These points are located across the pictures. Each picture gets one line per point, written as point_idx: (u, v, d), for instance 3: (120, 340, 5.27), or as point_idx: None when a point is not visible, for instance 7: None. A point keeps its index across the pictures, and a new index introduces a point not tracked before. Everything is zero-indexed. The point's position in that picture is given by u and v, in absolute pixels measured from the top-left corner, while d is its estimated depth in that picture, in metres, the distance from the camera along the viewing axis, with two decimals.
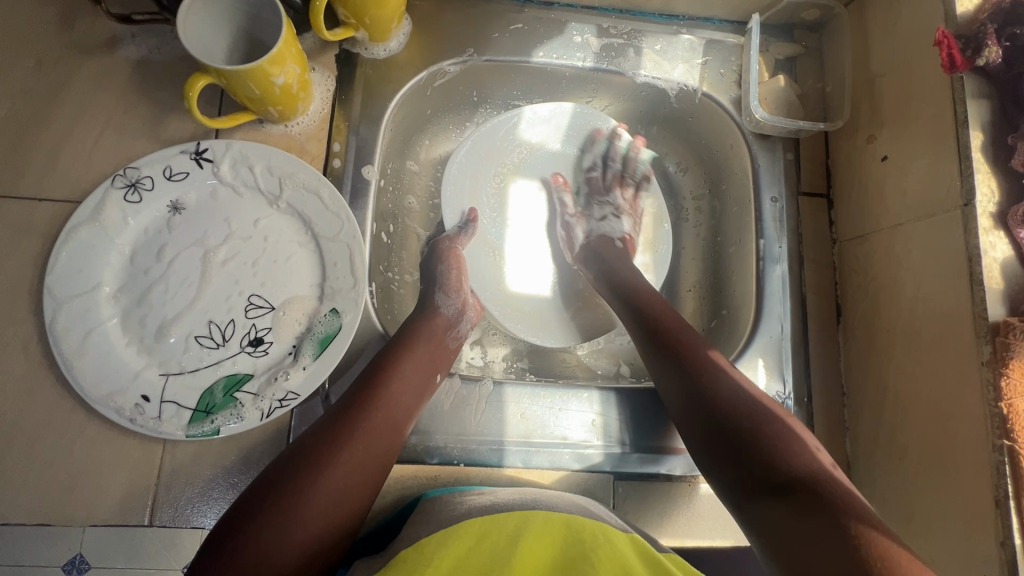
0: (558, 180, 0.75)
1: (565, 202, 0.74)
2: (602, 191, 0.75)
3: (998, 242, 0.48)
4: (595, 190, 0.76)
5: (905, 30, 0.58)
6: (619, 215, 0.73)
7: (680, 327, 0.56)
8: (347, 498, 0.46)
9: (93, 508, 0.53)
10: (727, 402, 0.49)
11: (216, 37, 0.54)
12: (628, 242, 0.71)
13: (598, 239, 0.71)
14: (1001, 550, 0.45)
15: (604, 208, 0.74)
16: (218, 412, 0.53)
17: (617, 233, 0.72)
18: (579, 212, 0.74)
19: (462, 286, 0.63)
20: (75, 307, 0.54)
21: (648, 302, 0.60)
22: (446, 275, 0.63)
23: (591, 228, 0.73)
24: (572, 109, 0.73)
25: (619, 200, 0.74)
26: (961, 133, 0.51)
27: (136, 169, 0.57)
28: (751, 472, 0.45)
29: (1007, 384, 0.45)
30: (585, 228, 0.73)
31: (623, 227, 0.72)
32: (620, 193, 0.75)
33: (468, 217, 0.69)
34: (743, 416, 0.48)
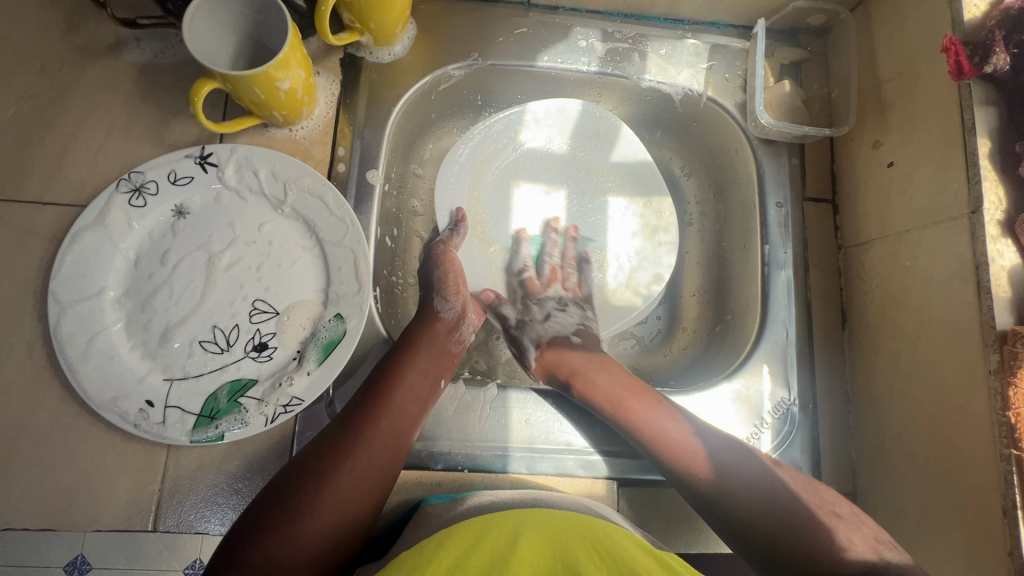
0: (487, 294, 0.68)
1: (526, 293, 0.71)
2: (539, 291, 0.71)
3: (1006, 250, 0.48)
4: (530, 291, 0.71)
5: (911, 36, 0.58)
6: (562, 305, 0.70)
7: (659, 418, 0.56)
8: (353, 508, 0.46)
9: (97, 512, 0.53)
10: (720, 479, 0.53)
11: (221, 41, 0.54)
12: (584, 333, 0.67)
13: (546, 346, 0.65)
14: (1008, 560, 0.44)
15: (547, 305, 0.69)
16: (222, 417, 0.53)
17: (548, 330, 0.67)
18: (521, 323, 0.67)
19: (460, 289, 0.63)
20: (79, 311, 0.54)
21: (619, 399, 0.58)
22: (442, 278, 0.62)
23: (539, 332, 0.67)
24: (578, 109, 0.72)
25: (558, 292, 0.71)
26: (969, 140, 0.51)
27: (140, 173, 0.57)
28: (792, 562, 0.49)
29: (1014, 394, 0.45)
30: (535, 334, 0.66)
31: (573, 320, 0.68)
32: (558, 287, 0.71)
33: (456, 217, 0.68)
34: (761, 512, 0.51)
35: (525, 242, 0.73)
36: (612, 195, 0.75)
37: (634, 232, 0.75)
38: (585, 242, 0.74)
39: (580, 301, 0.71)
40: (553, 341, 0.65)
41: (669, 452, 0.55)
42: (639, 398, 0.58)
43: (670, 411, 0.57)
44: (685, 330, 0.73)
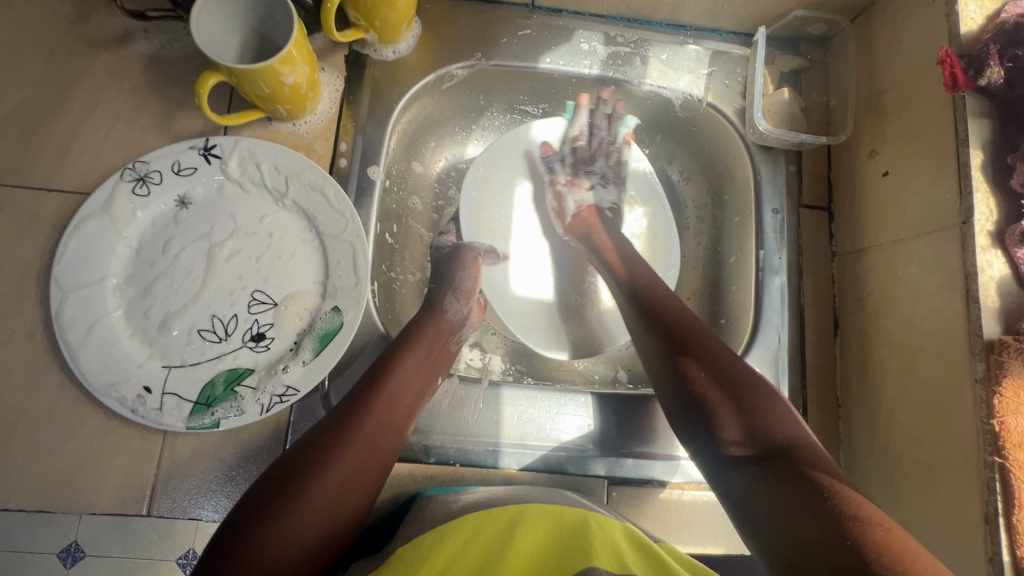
0: None
1: (557, 173, 0.74)
2: (585, 160, 0.73)
3: (994, 261, 0.49)
4: (577, 159, 0.73)
5: (909, 48, 0.59)
6: (583, 184, 0.73)
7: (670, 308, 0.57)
8: (348, 496, 0.47)
9: (92, 496, 0.54)
10: (717, 372, 0.50)
11: (230, 35, 0.55)
12: (616, 211, 0.73)
13: (585, 208, 0.72)
14: (989, 565, 0.45)
15: (591, 179, 0.73)
16: (217, 404, 0.54)
17: (588, 195, 0.73)
18: (556, 184, 0.73)
19: (474, 296, 0.64)
20: (81, 297, 0.54)
21: (654, 295, 0.59)
22: (463, 280, 0.63)
23: (579, 196, 0.73)
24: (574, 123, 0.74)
25: (605, 168, 0.73)
26: (962, 151, 0.51)
27: (145, 163, 0.58)
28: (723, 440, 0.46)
29: (999, 402, 0.46)
30: (575, 199, 0.73)
31: (611, 196, 0.73)
32: (603, 162, 0.73)
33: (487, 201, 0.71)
34: (722, 387, 0.49)
35: (585, 111, 0.72)
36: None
37: (634, 234, 0.75)
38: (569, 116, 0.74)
39: (620, 183, 0.74)
40: (592, 210, 0.72)
41: (672, 328, 0.54)
42: (658, 296, 0.59)
43: (681, 307, 0.57)
44: None
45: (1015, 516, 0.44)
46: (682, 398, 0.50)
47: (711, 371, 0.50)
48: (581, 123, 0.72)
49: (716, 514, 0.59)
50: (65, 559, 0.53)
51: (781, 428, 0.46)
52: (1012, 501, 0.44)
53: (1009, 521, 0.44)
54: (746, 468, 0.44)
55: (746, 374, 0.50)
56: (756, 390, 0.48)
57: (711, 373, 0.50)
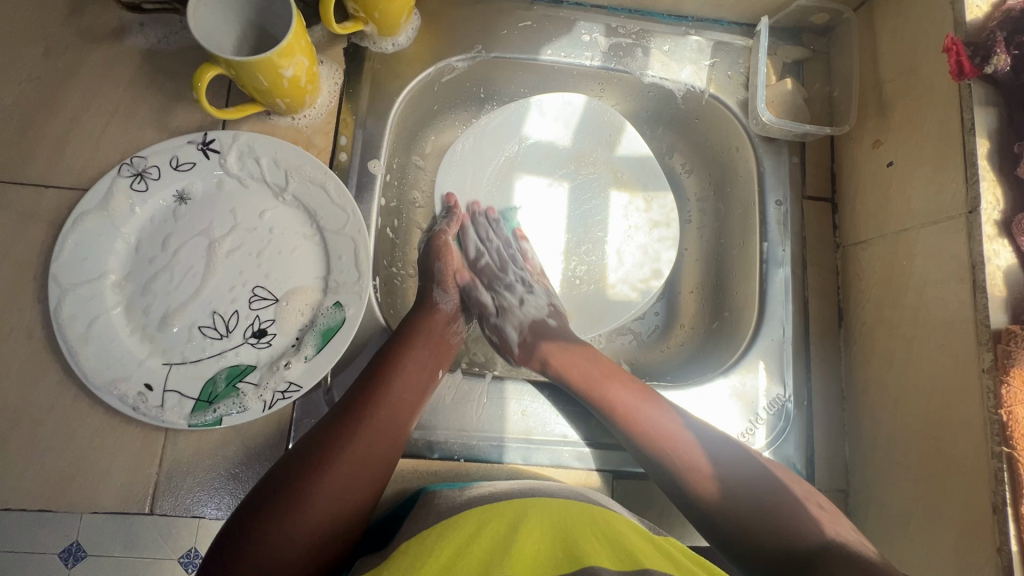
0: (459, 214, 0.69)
1: (483, 301, 0.66)
2: (497, 277, 0.68)
3: (1002, 250, 0.48)
4: (488, 278, 0.68)
5: (913, 37, 0.58)
6: (530, 286, 0.68)
7: (633, 395, 0.57)
8: (353, 493, 0.46)
9: (93, 495, 0.53)
10: (703, 466, 0.54)
11: (228, 27, 0.54)
12: (558, 316, 0.67)
13: (528, 329, 0.64)
14: (997, 556, 0.45)
15: (514, 286, 0.68)
16: (220, 401, 0.54)
17: (525, 313, 0.66)
18: (498, 310, 0.66)
19: (459, 282, 0.65)
20: (80, 294, 0.54)
21: (597, 380, 0.59)
22: (441, 270, 0.64)
23: (518, 318, 0.66)
24: (583, 103, 0.72)
25: (521, 273, 0.69)
26: (968, 140, 0.51)
27: (143, 158, 0.57)
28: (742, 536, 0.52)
29: (1007, 392, 0.45)
30: (513, 325, 0.65)
31: (541, 300, 0.67)
32: (514, 268, 0.69)
33: (449, 202, 0.69)
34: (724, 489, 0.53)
35: (468, 228, 0.70)
36: (616, 190, 0.74)
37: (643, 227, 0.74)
38: (510, 223, 0.73)
39: (543, 281, 0.70)
40: (532, 326, 0.65)
41: (658, 436, 0.55)
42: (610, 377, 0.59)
43: (633, 388, 0.58)
44: (682, 326, 0.73)
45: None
46: (687, 501, 0.54)
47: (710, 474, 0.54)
48: (469, 238, 0.69)
49: None
50: (66, 559, 0.52)
51: (790, 511, 0.52)
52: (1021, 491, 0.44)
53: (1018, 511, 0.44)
54: (773, 554, 0.50)
55: (732, 448, 0.55)
56: (774, 487, 0.53)
57: (698, 472, 0.54)
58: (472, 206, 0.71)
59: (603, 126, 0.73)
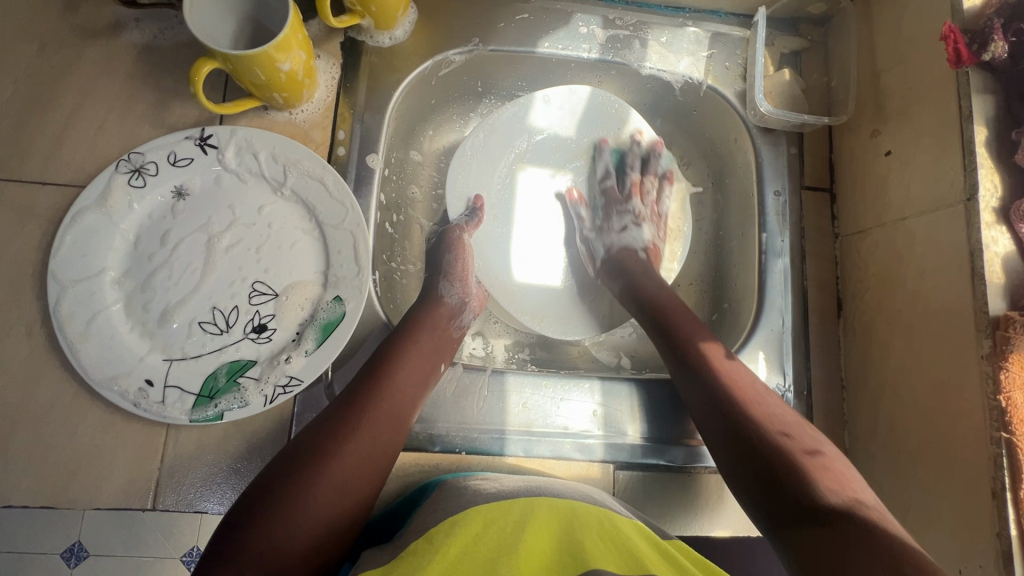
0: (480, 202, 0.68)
1: (580, 216, 0.73)
2: (617, 202, 0.72)
3: (999, 237, 0.48)
4: (610, 201, 0.73)
5: (911, 25, 0.58)
6: (637, 219, 0.71)
7: (696, 337, 0.56)
8: (355, 485, 0.46)
9: (95, 491, 0.53)
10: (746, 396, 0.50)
11: (223, 22, 0.54)
12: (653, 253, 0.70)
13: (620, 251, 0.69)
14: (997, 540, 0.45)
15: (624, 218, 0.71)
16: (220, 396, 0.54)
17: (627, 240, 0.70)
18: (598, 228, 0.72)
19: (469, 277, 0.64)
20: (79, 291, 0.54)
21: (669, 313, 0.59)
22: (453, 264, 0.63)
23: (613, 240, 0.71)
24: (588, 93, 0.71)
25: (631, 211, 0.71)
26: (965, 128, 0.51)
27: (140, 154, 0.57)
28: (778, 485, 0.43)
29: (1006, 377, 0.45)
30: (644, 204, 0.72)
31: (642, 237, 0.70)
32: (637, 202, 0.72)
33: (475, 204, 0.68)
34: (779, 440, 0.46)
35: (577, 202, 0.74)
36: (630, 182, 0.74)
37: None
38: (615, 156, 0.75)
39: (650, 219, 0.72)
40: (625, 252, 0.69)
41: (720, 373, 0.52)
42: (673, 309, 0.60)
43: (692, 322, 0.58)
44: None
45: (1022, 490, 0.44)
46: (712, 424, 0.49)
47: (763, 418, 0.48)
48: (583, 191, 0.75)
49: (722, 498, 0.59)
50: (67, 558, 0.52)
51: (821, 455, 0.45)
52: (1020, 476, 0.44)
53: (1016, 496, 0.44)
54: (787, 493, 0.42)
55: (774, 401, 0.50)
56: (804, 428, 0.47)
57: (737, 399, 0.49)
58: (568, 195, 0.73)
59: (609, 115, 0.73)
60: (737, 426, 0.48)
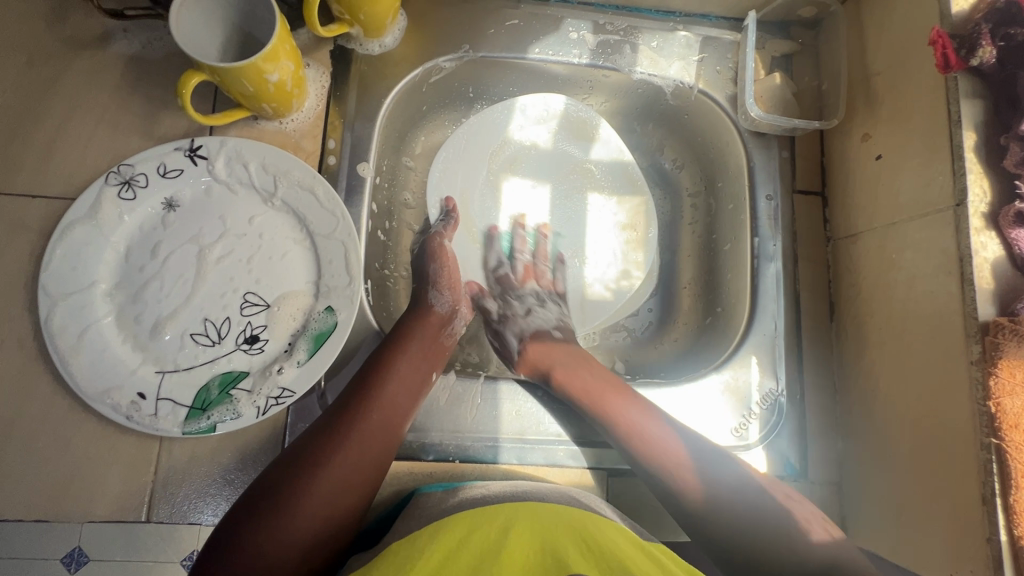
0: (451, 203, 0.69)
1: (489, 306, 0.69)
2: (527, 282, 0.71)
3: (989, 242, 0.49)
4: (506, 288, 0.71)
5: (900, 29, 0.58)
6: (540, 300, 0.70)
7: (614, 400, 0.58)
8: (345, 496, 0.47)
9: (90, 504, 0.53)
10: (677, 458, 0.54)
11: (211, 32, 0.54)
12: (564, 328, 0.67)
13: (529, 339, 0.65)
14: (987, 546, 0.45)
15: (525, 302, 0.69)
16: (213, 408, 0.54)
17: (531, 323, 0.67)
18: (501, 317, 0.68)
19: (454, 284, 0.64)
20: (71, 304, 0.54)
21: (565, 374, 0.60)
22: (438, 272, 0.63)
23: (522, 326, 0.67)
24: (561, 107, 0.73)
25: (537, 289, 0.71)
26: (955, 133, 0.51)
27: (130, 166, 0.57)
28: (731, 553, 0.51)
29: (995, 383, 0.45)
30: (517, 331, 0.67)
31: (555, 315, 0.69)
32: (533, 291, 0.70)
33: (447, 206, 0.69)
34: (700, 468, 0.54)
35: (489, 300, 0.69)
36: (593, 193, 0.75)
37: (619, 226, 0.75)
38: (529, 236, 0.74)
39: (556, 297, 0.71)
40: (537, 334, 0.66)
41: (641, 449, 0.55)
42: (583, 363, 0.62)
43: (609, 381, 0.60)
44: (676, 322, 0.74)
45: (1012, 496, 0.44)
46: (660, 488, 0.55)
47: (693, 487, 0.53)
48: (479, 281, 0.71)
49: None
50: (68, 563, 0.52)
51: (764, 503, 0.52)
52: (1010, 482, 0.44)
53: (1006, 502, 0.44)
54: (743, 543, 0.51)
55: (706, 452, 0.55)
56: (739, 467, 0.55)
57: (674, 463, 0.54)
58: (467, 284, 0.68)
59: (580, 128, 0.74)
60: (660, 469, 0.54)
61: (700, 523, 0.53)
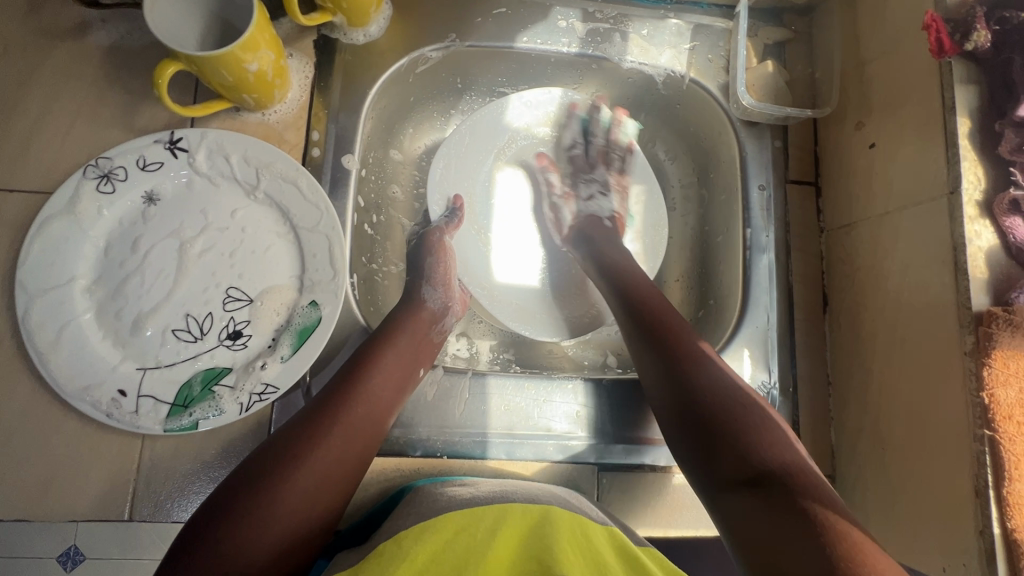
0: (460, 201, 0.68)
1: (551, 182, 0.73)
2: (583, 170, 0.73)
3: (983, 231, 0.48)
4: (576, 168, 0.73)
5: (894, 15, 0.57)
6: (606, 190, 0.72)
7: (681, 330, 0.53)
8: (326, 492, 0.46)
9: (71, 503, 0.52)
10: (712, 391, 0.47)
11: (189, 21, 0.53)
12: (618, 220, 0.70)
13: (584, 218, 0.70)
14: (980, 538, 0.44)
15: (591, 188, 0.72)
16: (195, 405, 0.53)
17: (618, 206, 0.72)
18: (551, 201, 0.72)
19: (450, 279, 0.63)
20: (49, 300, 0.53)
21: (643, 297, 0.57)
22: (434, 267, 0.62)
23: (577, 208, 0.72)
24: (560, 94, 0.72)
25: (603, 177, 0.72)
26: (949, 119, 0.50)
27: (108, 159, 0.56)
28: (720, 457, 0.44)
29: (989, 374, 0.45)
30: (572, 209, 0.71)
31: (611, 206, 0.71)
32: (603, 168, 0.73)
33: (454, 204, 0.67)
34: (729, 409, 0.46)
35: (547, 171, 0.73)
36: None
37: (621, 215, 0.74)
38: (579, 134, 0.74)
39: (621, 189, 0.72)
40: (586, 219, 0.70)
41: (669, 333, 0.53)
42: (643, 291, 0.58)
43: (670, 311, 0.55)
44: None
45: (1005, 488, 0.43)
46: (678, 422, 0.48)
47: (702, 379, 0.48)
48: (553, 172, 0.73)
49: None
50: (65, 562, 0.52)
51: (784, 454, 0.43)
52: (1003, 474, 0.44)
53: (1000, 494, 0.44)
54: (739, 490, 0.42)
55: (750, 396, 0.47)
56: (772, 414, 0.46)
57: (709, 395, 0.47)
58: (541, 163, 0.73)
59: (577, 117, 0.73)
60: (694, 398, 0.47)
61: (685, 401, 0.48)
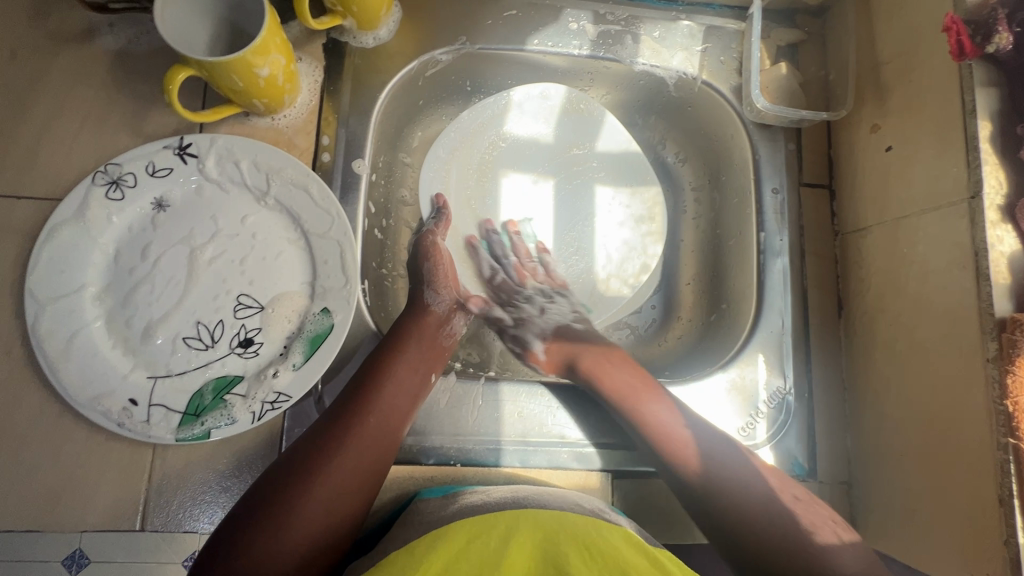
0: (442, 199, 0.68)
1: (500, 315, 0.68)
2: (514, 291, 0.70)
3: (1005, 235, 0.47)
4: (507, 293, 0.71)
5: (910, 16, 0.56)
6: (550, 297, 0.70)
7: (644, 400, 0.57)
8: (343, 503, 0.45)
9: (82, 513, 0.52)
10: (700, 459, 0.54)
11: (199, 25, 0.52)
12: (582, 319, 0.68)
13: (551, 335, 0.66)
14: (1005, 549, 0.44)
15: (536, 295, 0.70)
16: (207, 413, 0.52)
17: (547, 320, 0.68)
18: (518, 321, 0.68)
19: (449, 282, 0.63)
20: (59, 308, 0.52)
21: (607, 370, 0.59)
22: (431, 271, 0.62)
23: (538, 327, 0.67)
24: (562, 96, 0.71)
25: (539, 284, 0.71)
26: (969, 123, 0.49)
27: (117, 165, 0.55)
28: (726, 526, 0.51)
29: (1013, 382, 0.44)
30: (537, 329, 0.67)
31: (567, 308, 0.69)
32: (534, 283, 0.71)
33: (437, 203, 0.68)
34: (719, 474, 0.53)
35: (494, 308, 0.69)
36: (601, 185, 0.73)
37: (623, 223, 0.73)
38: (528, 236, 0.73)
39: (561, 289, 0.71)
40: (559, 331, 0.66)
41: (669, 449, 0.54)
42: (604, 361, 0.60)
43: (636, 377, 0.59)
44: (679, 319, 0.72)
45: None
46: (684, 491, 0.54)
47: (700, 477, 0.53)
48: (482, 257, 0.71)
49: None
50: (70, 565, 0.51)
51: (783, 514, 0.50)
52: None
53: None
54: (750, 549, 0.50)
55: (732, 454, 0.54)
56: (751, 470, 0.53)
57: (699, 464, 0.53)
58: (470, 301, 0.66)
59: (582, 115, 0.72)
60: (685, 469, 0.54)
61: (708, 504, 0.53)
